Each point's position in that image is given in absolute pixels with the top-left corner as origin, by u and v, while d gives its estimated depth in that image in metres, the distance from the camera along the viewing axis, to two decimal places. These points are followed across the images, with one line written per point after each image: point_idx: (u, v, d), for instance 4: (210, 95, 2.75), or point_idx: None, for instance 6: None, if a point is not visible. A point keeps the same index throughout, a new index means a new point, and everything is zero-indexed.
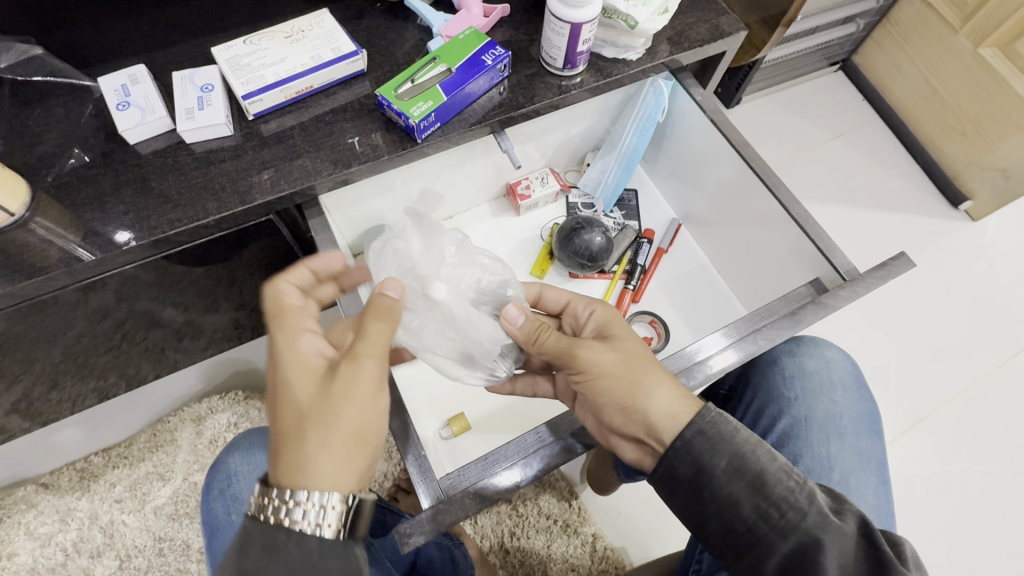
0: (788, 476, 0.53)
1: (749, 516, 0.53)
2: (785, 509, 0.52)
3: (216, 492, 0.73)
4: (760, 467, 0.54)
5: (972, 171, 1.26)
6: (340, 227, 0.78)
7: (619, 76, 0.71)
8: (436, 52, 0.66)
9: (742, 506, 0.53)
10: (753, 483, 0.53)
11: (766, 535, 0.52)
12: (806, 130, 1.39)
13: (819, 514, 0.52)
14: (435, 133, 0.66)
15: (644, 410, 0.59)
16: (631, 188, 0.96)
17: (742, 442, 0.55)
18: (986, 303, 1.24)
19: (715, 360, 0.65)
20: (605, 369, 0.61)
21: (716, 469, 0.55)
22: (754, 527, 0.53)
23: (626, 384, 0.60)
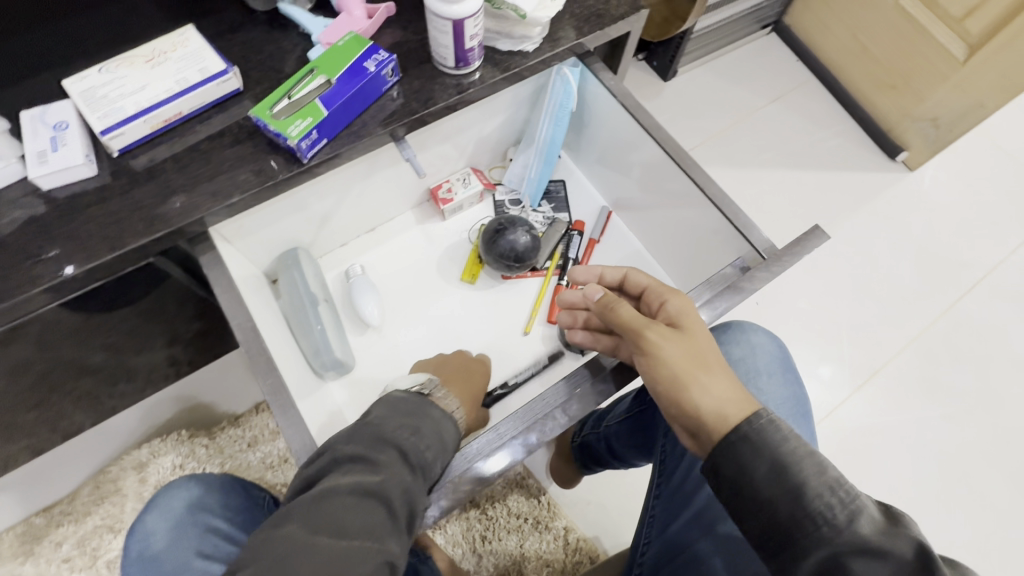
0: (833, 493, 0.45)
1: (783, 520, 0.46)
2: (829, 519, 0.45)
3: (133, 556, 0.65)
4: (802, 478, 0.46)
5: (906, 123, 1.47)
6: (249, 254, 0.75)
7: (519, 69, 0.68)
8: (314, 63, 0.60)
9: (778, 509, 0.47)
10: (789, 493, 0.46)
11: (799, 539, 0.46)
12: (746, 98, 1.61)
13: (871, 521, 0.44)
14: (324, 150, 0.60)
15: (697, 403, 0.52)
16: (559, 180, 0.94)
17: (791, 449, 0.48)
18: (925, 246, 1.47)
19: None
20: (673, 355, 0.54)
21: (755, 476, 0.48)
22: (789, 531, 0.46)
23: (693, 374, 0.53)
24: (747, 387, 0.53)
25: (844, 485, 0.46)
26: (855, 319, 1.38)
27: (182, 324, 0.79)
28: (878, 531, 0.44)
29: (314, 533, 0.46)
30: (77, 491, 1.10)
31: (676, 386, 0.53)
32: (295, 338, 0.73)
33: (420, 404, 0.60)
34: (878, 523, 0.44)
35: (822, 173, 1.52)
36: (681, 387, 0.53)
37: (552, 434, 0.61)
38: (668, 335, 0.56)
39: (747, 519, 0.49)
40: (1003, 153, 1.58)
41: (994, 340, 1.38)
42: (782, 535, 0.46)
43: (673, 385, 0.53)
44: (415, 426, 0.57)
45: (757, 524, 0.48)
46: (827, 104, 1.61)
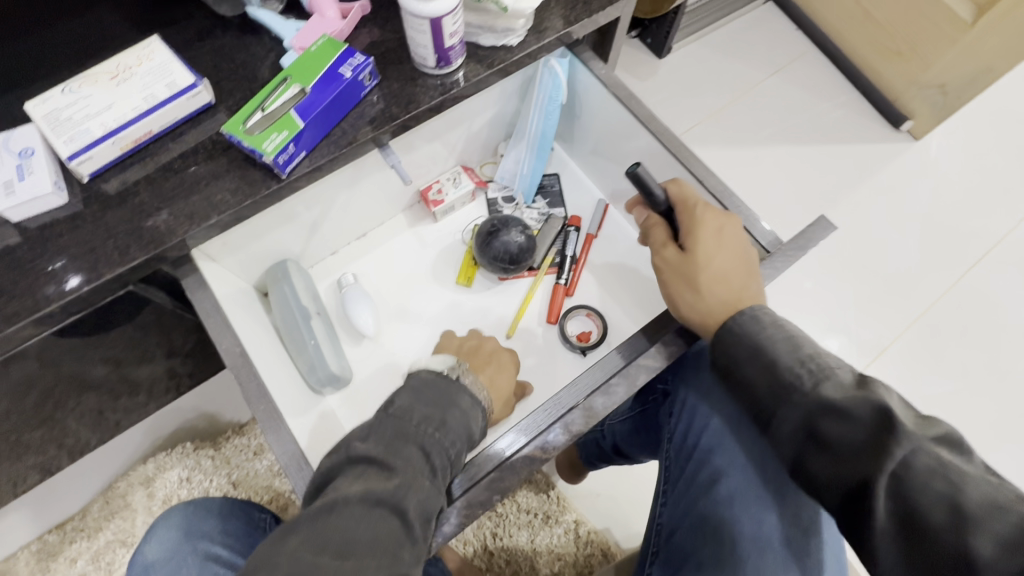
0: (801, 365, 0.46)
1: (788, 373, 0.47)
2: (800, 385, 0.46)
3: None
4: (774, 356, 0.48)
5: (912, 90, 1.42)
6: (236, 270, 0.73)
7: (504, 64, 0.65)
8: (287, 71, 0.57)
9: (781, 364, 0.47)
10: (766, 370, 0.48)
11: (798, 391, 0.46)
12: (745, 72, 1.55)
13: (838, 384, 0.45)
14: (304, 164, 0.57)
15: (744, 287, 0.54)
16: (553, 173, 0.91)
17: (757, 331, 0.49)
18: (934, 217, 1.43)
19: (658, 346, 0.59)
20: (713, 256, 0.55)
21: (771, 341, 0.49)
22: (767, 401, 0.48)
23: (723, 277, 0.54)
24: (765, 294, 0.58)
25: (814, 358, 0.47)
26: (863, 296, 1.35)
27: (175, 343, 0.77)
28: (839, 395, 0.44)
29: (321, 551, 0.42)
30: (87, 507, 1.11)
31: (692, 281, 0.55)
32: (289, 355, 0.71)
33: (450, 390, 0.56)
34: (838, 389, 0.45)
35: (825, 147, 1.48)
36: (699, 282, 0.55)
37: (556, 451, 0.55)
38: (714, 240, 0.56)
39: (738, 397, 0.50)
40: (1013, 118, 1.53)
41: (1005, 312, 1.35)
42: (762, 406, 0.48)
43: (688, 277, 0.55)
44: (440, 420, 0.53)
45: (743, 396, 0.49)
46: (829, 73, 1.56)
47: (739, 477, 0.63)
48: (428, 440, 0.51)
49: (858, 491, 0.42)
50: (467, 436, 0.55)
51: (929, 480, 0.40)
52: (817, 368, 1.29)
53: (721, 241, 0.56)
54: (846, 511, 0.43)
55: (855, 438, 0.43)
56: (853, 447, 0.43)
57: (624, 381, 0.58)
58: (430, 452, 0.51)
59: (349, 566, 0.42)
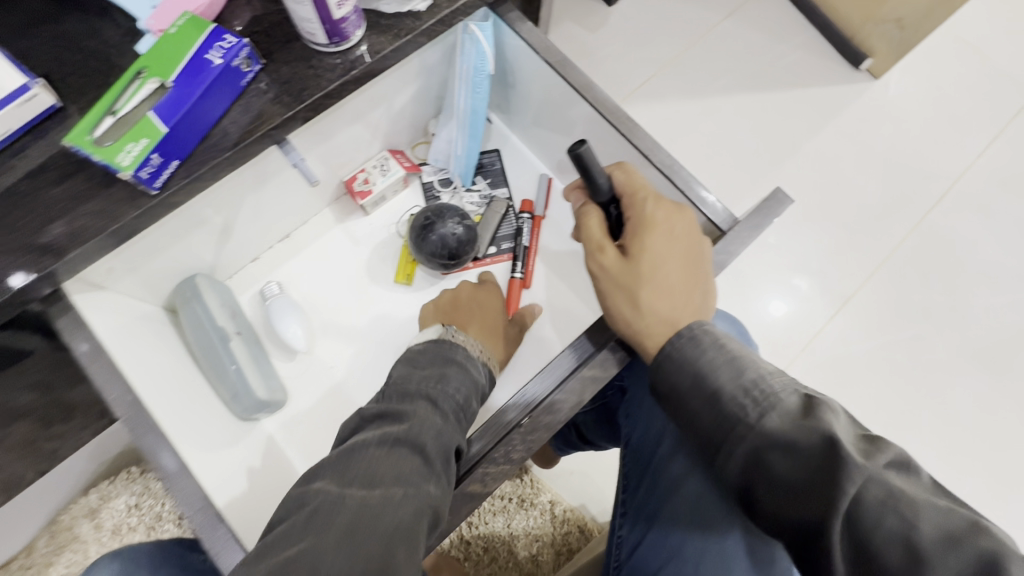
0: (746, 395, 0.43)
1: (729, 405, 0.43)
2: (746, 418, 0.43)
3: None
4: (716, 386, 0.44)
5: (870, 26, 1.35)
6: (135, 293, 0.64)
7: (412, 35, 0.55)
8: (140, 62, 0.47)
9: (725, 393, 0.44)
10: (708, 403, 0.44)
11: (741, 422, 0.43)
12: (700, 15, 1.46)
13: (785, 413, 0.42)
14: (178, 175, 0.48)
15: (691, 301, 0.49)
16: (493, 150, 0.83)
17: (697, 357, 0.45)
18: (895, 159, 1.40)
19: (609, 349, 0.53)
20: (657, 264, 0.49)
21: (715, 368, 0.45)
22: (712, 435, 0.44)
23: (666, 291, 0.48)
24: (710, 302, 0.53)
25: (758, 385, 0.43)
26: (826, 246, 1.33)
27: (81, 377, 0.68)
28: (786, 427, 0.41)
29: (347, 486, 0.43)
30: (33, 543, 1.01)
31: (632, 292, 0.49)
32: (209, 385, 0.64)
33: (447, 347, 0.56)
34: (785, 421, 0.41)
35: (785, 92, 1.41)
36: (640, 293, 0.48)
37: (497, 481, 0.49)
38: (665, 244, 0.50)
39: (684, 428, 0.47)
40: (970, 48, 1.49)
41: (964, 250, 1.34)
42: (709, 440, 0.45)
43: (629, 287, 0.49)
44: (440, 374, 0.52)
45: (688, 426, 0.46)
46: (787, 12, 1.47)
47: (705, 476, 0.59)
48: (440, 388, 0.51)
49: (810, 532, 0.40)
50: (476, 382, 0.54)
51: (880, 516, 0.38)
52: (785, 324, 1.27)
53: (667, 245, 0.50)
54: (799, 550, 0.41)
55: (803, 474, 0.40)
56: (801, 484, 0.40)
57: (568, 398, 0.51)
58: (439, 400, 0.50)
59: (376, 498, 0.42)
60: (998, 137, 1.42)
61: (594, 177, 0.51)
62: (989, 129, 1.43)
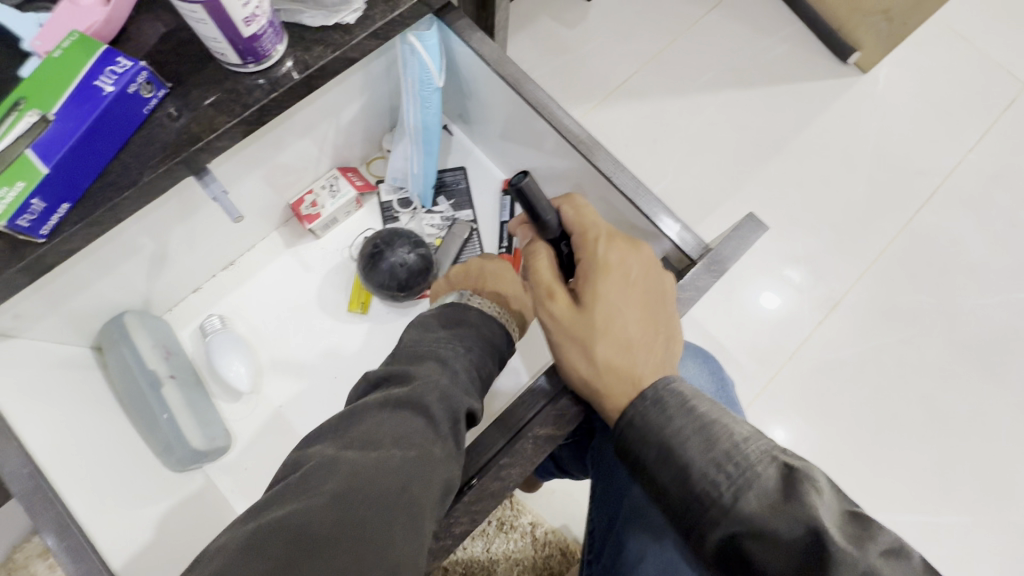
0: (718, 470, 0.39)
1: (698, 484, 0.39)
2: (721, 498, 0.39)
3: None
4: (686, 461, 0.40)
5: (857, 19, 1.30)
6: (50, 340, 0.58)
7: (342, 50, 0.50)
8: (19, 91, 0.41)
9: (693, 467, 0.40)
10: (676, 479, 0.40)
11: (715, 504, 0.39)
12: (681, 9, 1.40)
13: (767, 497, 0.38)
14: (69, 219, 0.42)
15: (655, 354, 0.45)
16: (457, 167, 0.77)
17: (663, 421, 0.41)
18: (884, 157, 1.35)
19: (564, 403, 0.49)
20: (614, 315, 0.45)
21: (681, 437, 0.41)
22: (682, 515, 0.41)
23: (627, 346, 0.45)
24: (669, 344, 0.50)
25: (731, 458, 0.39)
26: (814, 249, 1.28)
27: None
28: (765, 512, 0.37)
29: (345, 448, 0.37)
30: None
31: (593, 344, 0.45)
32: (139, 436, 0.59)
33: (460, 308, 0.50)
34: (768, 507, 0.37)
35: (770, 88, 1.36)
36: (601, 342, 0.44)
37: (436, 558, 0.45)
38: (621, 292, 0.46)
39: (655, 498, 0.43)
40: (959, 39, 1.43)
41: (955, 249, 1.30)
42: (680, 519, 0.41)
43: (585, 342, 0.45)
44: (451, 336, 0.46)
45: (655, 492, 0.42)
46: (771, 5, 1.42)
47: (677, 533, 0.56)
48: (452, 347, 0.45)
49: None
50: (495, 339, 0.48)
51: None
52: (776, 329, 1.23)
53: (621, 290, 0.46)
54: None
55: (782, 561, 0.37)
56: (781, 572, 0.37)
57: (516, 461, 0.47)
58: (450, 360, 0.44)
59: (372, 459, 0.36)
60: (989, 131, 1.38)
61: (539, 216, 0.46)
62: (980, 123, 1.38)
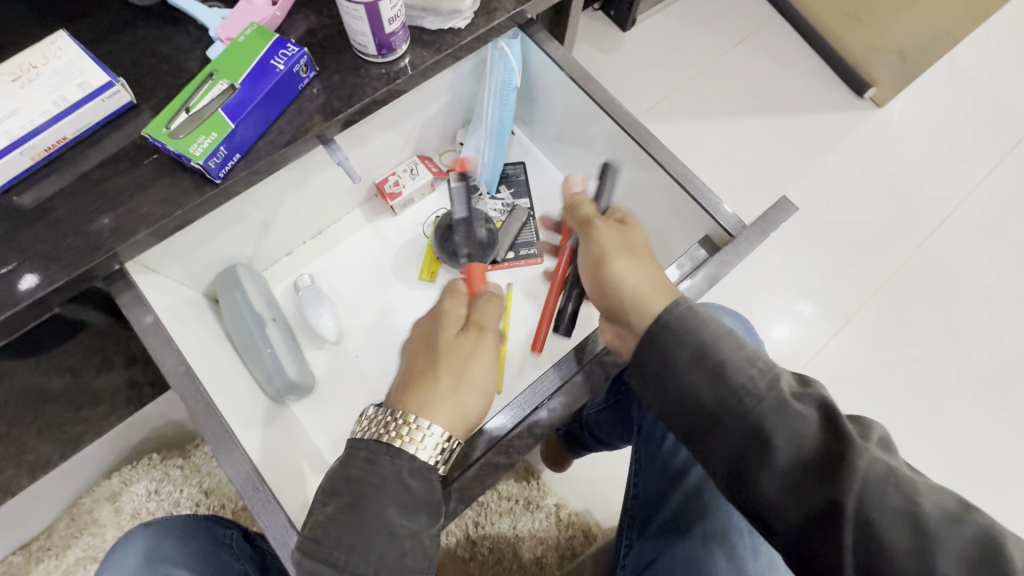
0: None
1: (707, 401, 0.45)
2: (742, 408, 0.44)
3: None
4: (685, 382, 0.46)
5: (873, 57, 1.42)
6: (178, 279, 0.68)
7: (451, 50, 0.61)
8: (213, 65, 0.53)
9: (701, 392, 0.46)
10: (681, 401, 0.47)
11: (723, 417, 0.45)
12: (710, 42, 1.53)
13: (779, 399, 0.43)
14: (239, 166, 0.53)
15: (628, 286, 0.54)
16: (518, 162, 0.88)
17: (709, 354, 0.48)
18: (898, 184, 1.44)
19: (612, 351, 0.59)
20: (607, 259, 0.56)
21: (679, 358, 0.47)
22: (695, 432, 0.47)
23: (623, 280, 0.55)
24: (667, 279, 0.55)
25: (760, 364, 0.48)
26: (830, 265, 1.37)
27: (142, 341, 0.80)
28: (777, 416, 0.43)
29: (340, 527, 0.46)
30: (53, 526, 1.03)
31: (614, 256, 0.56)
32: (245, 366, 0.69)
33: (353, 453, 0.49)
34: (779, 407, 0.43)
35: (791, 116, 1.47)
36: (623, 259, 0.55)
37: (520, 452, 0.56)
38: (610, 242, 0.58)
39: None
40: (969, 81, 1.54)
41: (964, 274, 1.38)
42: (694, 432, 0.47)
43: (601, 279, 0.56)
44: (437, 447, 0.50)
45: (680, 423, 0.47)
46: (793, 42, 1.54)
47: (707, 464, 0.64)
48: (345, 548, 0.45)
49: (819, 517, 0.41)
50: (401, 494, 0.48)
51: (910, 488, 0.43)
52: (794, 336, 1.30)
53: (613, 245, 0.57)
54: (806, 540, 0.42)
55: (800, 451, 0.42)
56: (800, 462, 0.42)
57: (588, 377, 0.59)
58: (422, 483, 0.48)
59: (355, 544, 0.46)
60: (998, 166, 1.47)
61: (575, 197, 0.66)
62: (988, 159, 1.48)
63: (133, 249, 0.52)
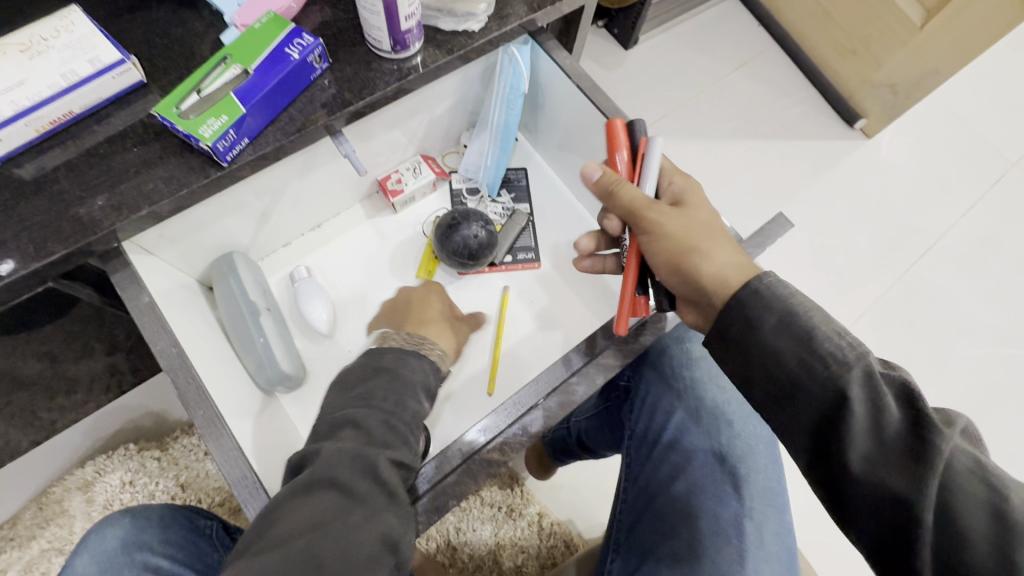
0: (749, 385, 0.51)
1: (791, 369, 0.44)
2: (831, 376, 0.43)
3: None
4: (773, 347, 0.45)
5: (865, 89, 1.46)
6: (174, 264, 0.67)
7: (463, 51, 0.62)
8: (227, 49, 0.53)
9: (785, 358, 0.45)
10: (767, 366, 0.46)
11: (814, 385, 0.43)
12: (709, 65, 1.57)
13: (865, 372, 0.42)
14: (246, 151, 0.54)
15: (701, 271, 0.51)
16: (519, 167, 0.89)
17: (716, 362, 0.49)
18: (884, 213, 1.48)
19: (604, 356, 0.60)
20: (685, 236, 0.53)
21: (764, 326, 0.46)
22: (783, 396, 0.45)
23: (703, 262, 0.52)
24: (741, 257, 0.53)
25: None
26: (817, 287, 1.39)
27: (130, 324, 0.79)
28: (865, 387, 0.42)
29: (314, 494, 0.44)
30: (18, 515, 0.98)
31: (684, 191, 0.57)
32: (236, 354, 0.68)
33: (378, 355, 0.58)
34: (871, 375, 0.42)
35: (784, 142, 1.51)
36: (666, 230, 0.54)
37: (515, 450, 0.56)
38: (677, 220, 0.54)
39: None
40: (954, 118, 1.60)
41: (945, 305, 1.41)
42: (782, 394, 0.45)
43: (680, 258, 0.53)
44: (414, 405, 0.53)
45: (757, 390, 0.47)
46: (788, 71, 1.59)
47: (697, 472, 0.66)
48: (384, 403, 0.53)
49: (895, 504, 0.40)
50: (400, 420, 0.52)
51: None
52: None
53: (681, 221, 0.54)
54: (873, 519, 0.41)
55: (883, 431, 0.41)
56: (882, 444, 0.41)
57: (584, 380, 0.59)
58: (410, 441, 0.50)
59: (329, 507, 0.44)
60: (979, 201, 1.52)
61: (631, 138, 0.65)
62: (971, 193, 1.53)
63: (135, 227, 0.52)
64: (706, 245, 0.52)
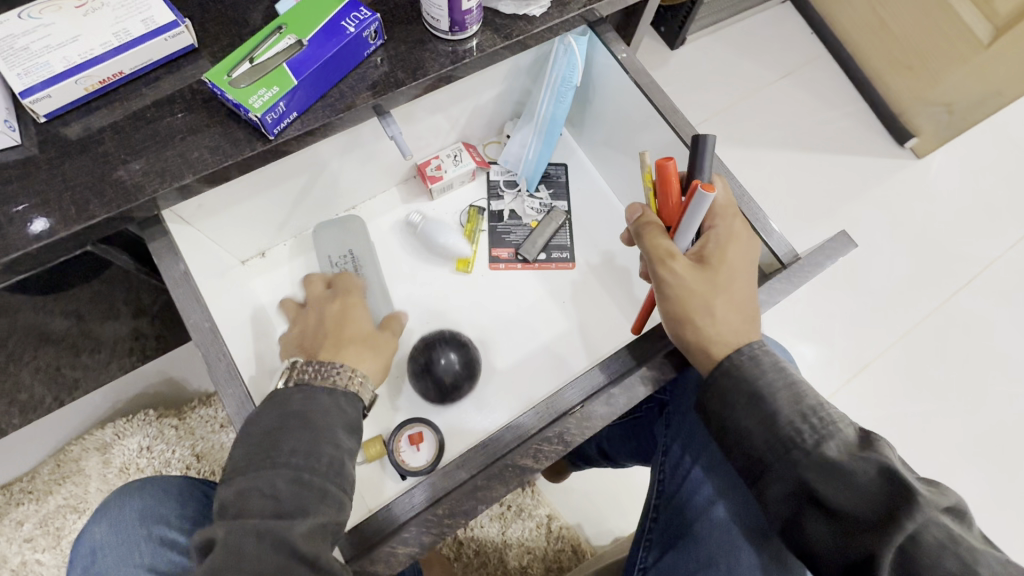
0: (803, 420, 0.48)
1: (760, 448, 0.49)
2: (788, 457, 0.47)
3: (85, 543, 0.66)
4: (738, 425, 0.50)
5: (919, 107, 1.39)
6: (211, 235, 0.66)
7: (522, 36, 0.59)
8: (282, 20, 0.52)
9: (754, 437, 0.49)
10: (761, 428, 0.49)
11: (773, 466, 0.48)
12: (756, 72, 1.51)
13: (825, 456, 0.46)
14: (294, 125, 0.52)
15: (699, 331, 0.53)
16: (560, 163, 0.86)
17: (757, 405, 0.49)
18: (929, 237, 1.42)
19: (644, 369, 0.57)
20: (694, 295, 0.54)
21: (738, 404, 0.50)
22: (747, 474, 0.50)
23: (698, 320, 0.53)
24: (746, 323, 0.54)
25: (816, 413, 0.48)
26: (853, 311, 1.34)
27: (160, 290, 0.78)
28: (824, 469, 0.46)
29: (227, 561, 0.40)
30: (36, 470, 0.99)
31: (718, 252, 0.55)
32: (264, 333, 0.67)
33: (282, 400, 0.49)
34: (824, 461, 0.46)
35: (828, 156, 1.45)
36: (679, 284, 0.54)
37: (548, 459, 0.53)
38: (701, 280, 0.54)
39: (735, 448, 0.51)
40: (1009, 142, 1.53)
41: (984, 338, 1.35)
42: (753, 464, 0.49)
43: (685, 313, 0.54)
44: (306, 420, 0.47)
45: (740, 458, 0.50)
46: (840, 81, 1.52)
47: (738, 498, 0.63)
48: (296, 457, 0.45)
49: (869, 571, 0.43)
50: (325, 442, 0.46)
51: (941, 557, 0.42)
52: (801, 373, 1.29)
53: (707, 282, 0.54)
54: None
55: (854, 504, 0.45)
56: (853, 516, 0.44)
57: (623, 391, 0.56)
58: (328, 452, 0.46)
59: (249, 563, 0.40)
60: None
61: (696, 173, 0.58)
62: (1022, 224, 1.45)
63: (176, 196, 0.51)
64: (714, 309, 0.53)
